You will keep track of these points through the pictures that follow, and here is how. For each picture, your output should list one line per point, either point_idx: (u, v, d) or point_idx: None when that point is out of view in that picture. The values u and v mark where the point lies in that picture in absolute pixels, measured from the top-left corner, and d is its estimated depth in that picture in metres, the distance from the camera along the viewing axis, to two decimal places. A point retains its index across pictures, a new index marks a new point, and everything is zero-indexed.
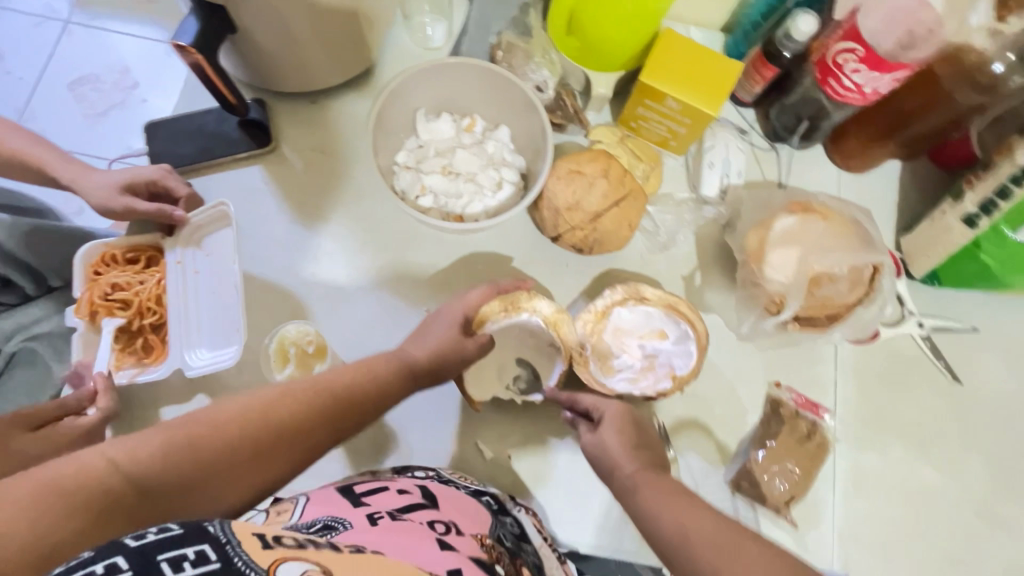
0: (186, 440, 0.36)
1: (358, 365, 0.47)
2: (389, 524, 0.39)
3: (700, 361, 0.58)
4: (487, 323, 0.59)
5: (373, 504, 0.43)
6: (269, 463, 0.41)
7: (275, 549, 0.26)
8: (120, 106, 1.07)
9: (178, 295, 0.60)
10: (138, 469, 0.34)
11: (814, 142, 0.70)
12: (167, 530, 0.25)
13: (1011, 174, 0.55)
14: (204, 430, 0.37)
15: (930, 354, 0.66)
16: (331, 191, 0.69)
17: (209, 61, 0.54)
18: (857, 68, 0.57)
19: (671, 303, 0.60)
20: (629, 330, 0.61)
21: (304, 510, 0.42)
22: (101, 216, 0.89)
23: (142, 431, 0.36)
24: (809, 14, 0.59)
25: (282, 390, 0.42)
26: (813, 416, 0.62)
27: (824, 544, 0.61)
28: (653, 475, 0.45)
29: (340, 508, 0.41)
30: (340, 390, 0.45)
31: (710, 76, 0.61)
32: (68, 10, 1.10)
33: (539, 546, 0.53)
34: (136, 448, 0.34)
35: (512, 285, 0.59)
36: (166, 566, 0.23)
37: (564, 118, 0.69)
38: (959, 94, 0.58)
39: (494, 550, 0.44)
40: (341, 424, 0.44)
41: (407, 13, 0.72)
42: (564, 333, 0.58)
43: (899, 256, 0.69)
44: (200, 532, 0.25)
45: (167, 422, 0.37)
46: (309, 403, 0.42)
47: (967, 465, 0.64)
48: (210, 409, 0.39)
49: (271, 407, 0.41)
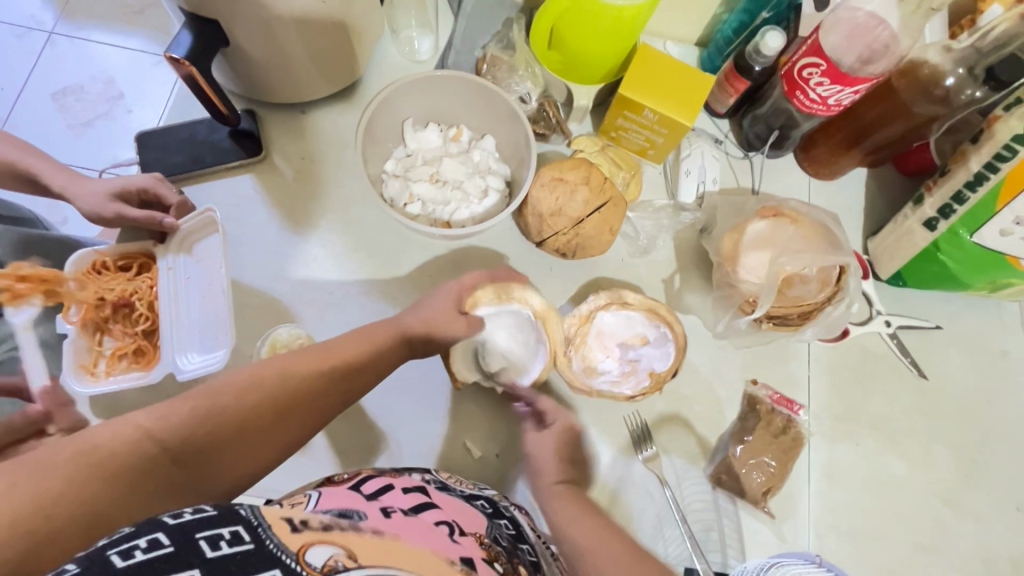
0: (212, 408, 0.38)
1: (360, 337, 0.50)
2: (401, 518, 0.40)
3: (677, 362, 0.61)
4: (477, 307, 0.61)
5: (386, 500, 0.43)
6: (289, 429, 0.43)
7: (302, 534, 0.29)
8: (105, 116, 1.08)
9: (169, 299, 0.61)
10: (168, 436, 0.36)
11: (784, 150, 0.74)
12: (201, 511, 0.28)
13: (965, 180, 0.60)
14: (226, 399, 0.39)
15: (897, 351, 0.70)
16: (321, 198, 0.70)
17: (201, 74, 0.56)
18: (821, 81, 0.60)
19: (653, 307, 0.62)
20: (611, 333, 0.64)
21: (315, 499, 0.40)
22: (88, 225, 0.89)
23: (168, 400, 0.38)
24: (776, 30, 0.63)
25: (292, 359, 0.44)
26: (788, 411, 0.65)
27: (802, 535, 0.64)
28: (569, 488, 0.52)
29: (354, 499, 0.42)
30: (347, 357, 0.47)
31: (686, 88, 0.64)
32: (54, 22, 1.11)
33: (535, 545, 0.53)
34: (166, 417, 0.36)
35: (505, 277, 0.61)
36: (205, 543, 0.26)
37: (547, 128, 0.72)
38: (916, 105, 0.62)
39: (491, 548, 0.44)
40: (350, 389, 0.47)
41: (395, 28, 0.75)
42: (551, 329, 0.61)
43: (866, 258, 0.73)
44: (232, 514, 0.28)
45: (190, 391, 0.39)
46: (319, 369, 0.45)
47: (935, 456, 0.67)
48: (229, 379, 0.41)
49: (287, 375, 0.43)
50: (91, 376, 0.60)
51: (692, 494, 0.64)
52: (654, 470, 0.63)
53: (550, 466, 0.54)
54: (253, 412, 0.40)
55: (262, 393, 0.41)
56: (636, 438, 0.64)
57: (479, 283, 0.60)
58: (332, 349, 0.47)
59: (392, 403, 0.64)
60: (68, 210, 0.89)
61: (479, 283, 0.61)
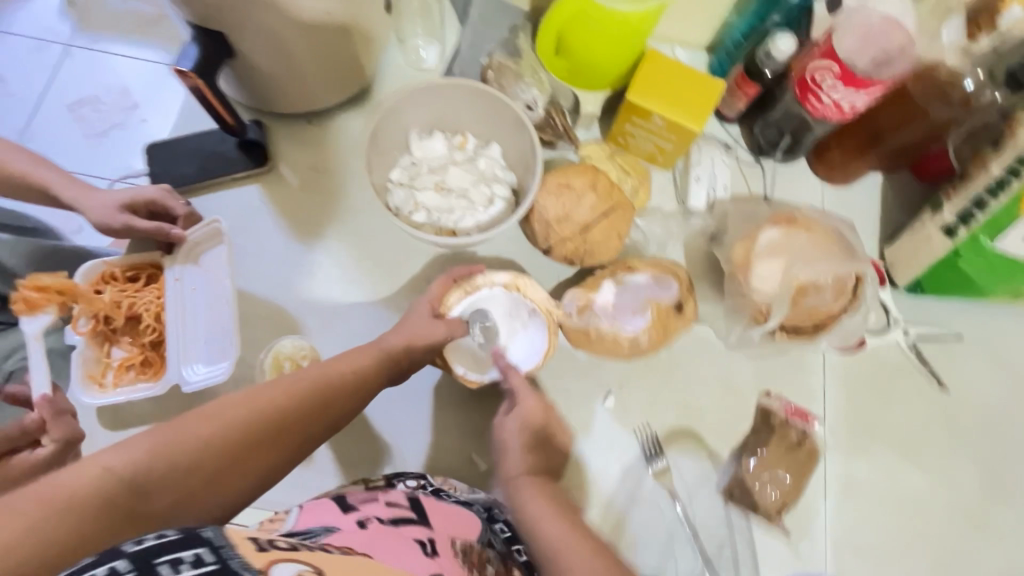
0: (178, 443, 0.38)
1: (336, 360, 0.49)
2: (377, 526, 0.41)
3: (681, 295, 0.62)
4: (452, 310, 0.61)
5: (362, 510, 0.44)
6: (261, 459, 0.43)
7: (269, 551, 0.29)
8: (119, 126, 1.09)
9: (176, 311, 0.61)
10: (133, 472, 0.36)
11: (797, 156, 0.72)
12: (164, 536, 0.27)
13: (987, 186, 0.57)
14: (196, 432, 0.40)
15: (916, 362, 0.68)
16: (327, 207, 0.70)
17: (208, 85, 0.56)
18: (835, 85, 0.59)
19: (658, 265, 0.63)
20: (615, 306, 0.62)
21: (295, 518, 0.42)
22: (101, 235, 0.89)
23: (131, 438, 0.37)
24: (788, 33, 0.62)
25: (261, 388, 0.44)
26: (804, 424, 0.62)
27: (818, 553, 0.62)
28: (535, 478, 0.53)
29: (330, 514, 0.43)
30: (321, 382, 0.47)
31: (694, 93, 0.63)
32: (70, 34, 1.13)
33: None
34: (130, 453, 0.36)
35: (463, 270, 0.62)
36: (165, 567, 0.25)
37: (553, 135, 0.71)
38: (933, 107, 0.60)
39: (481, 554, 0.45)
40: (325, 414, 0.47)
41: (402, 37, 0.75)
42: (531, 293, 0.62)
43: (883, 265, 0.71)
44: (195, 537, 0.27)
45: (153, 427, 0.39)
46: (290, 396, 0.44)
47: (958, 470, 0.65)
48: (198, 413, 0.41)
49: (259, 406, 0.43)
50: (98, 386, 0.60)
51: (703, 508, 0.63)
52: (665, 483, 0.62)
53: (515, 458, 0.54)
54: (222, 444, 0.40)
55: (231, 425, 0.41)
56: (647, 451, 0.63)
57: (447, 286, 0.61)
58: (307, 374, 0.47)
59: (397, 414, 0.63)
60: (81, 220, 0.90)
61: (445, 289, 0.61)
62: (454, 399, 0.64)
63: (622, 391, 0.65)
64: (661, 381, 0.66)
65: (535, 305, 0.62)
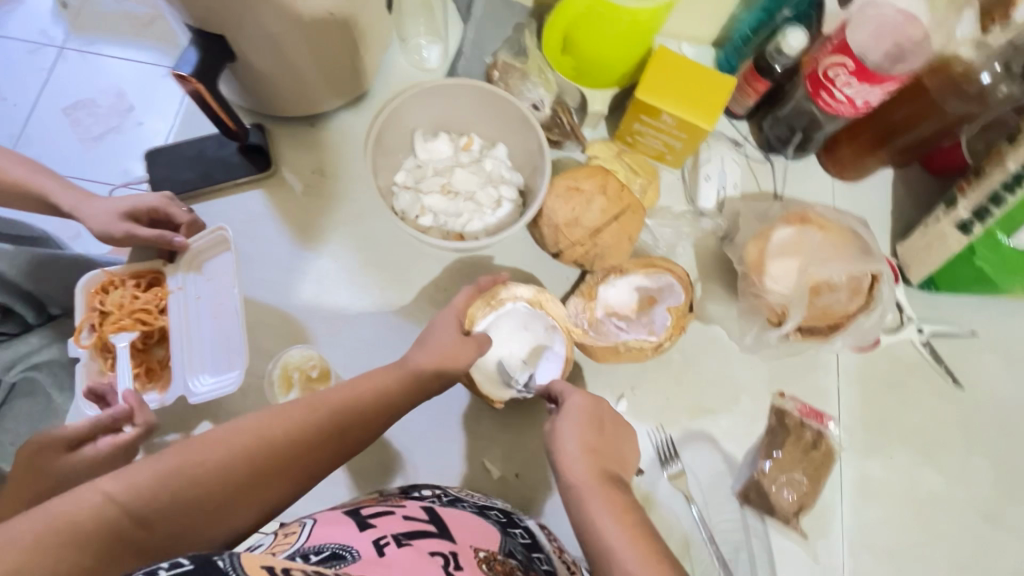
0: (181, 469, 0.37)
1: (358, 382, 0.47)
2: (396, 553, 0.37)
3: (688, 294, 0.61)
4: (476, 324, 0.60)
5: (378, 527, 0.40)
6: (268, 487, 0.41)
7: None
8: (116, 130, 1.08)
9: (180, 322, 0.60)
10: (134, 500, 0.34)
11: (807, 153, 0.71)
12: (177, 565, 0.25)
13: (1004, 180, 0.57)
14: (202, 459, 0.38)
15: (930, 359, 0.67)
16: (331, 213, 0.69)
17: (208, 88, 0.54)
18: (849, 81, 0.57)
19: (648, 262, 0.62)
20: (616, 305, 0.63)
21: (308, 533, 0.39)
22: (98, 242, 0.89)
23: (135, 462, 0.36)
24: (799, 29, 0.61)
25: (276, 411, 0.43)
26: (818, 424, 0.63)
27: (836, 554, 0.61)
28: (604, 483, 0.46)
29: (346, 531, 0.39)
30: (339, 406, 0.45)
31: (704, 92, 0.62)
32: (64, 37, 1.11)
33: (552, 554, 0.51)
34: (131, 479, 0.35)
35: (488, 281, 0.60)
36: None
37: (561, 135, 0.70)
38: (948, 104, 0.59)
39: (505, 564, 0.43)
40: (342, 443, 0.45)
41: (404, 36, 0.73)
42: (550, 310, 0.61)
43: (896, 262, 0.70)
44: (209, 566, 0.25)
45: (159, 452, 0.38)
46: (306, 422, 0.43)
47: (973, 469, 0.65)
48: (205, 437, 0.40)
49: (268, 432, 0.41)
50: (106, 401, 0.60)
51: (718, 511, 0.62)
52: (681, 487, 0.61)
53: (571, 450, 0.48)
54: (226, 470, 0.39)
55: (236, 451, 0.40)
56: (661, 454, 0.62)
57: (474, 297, 0.58)
58: (319, 397, 0.45)
59: (407, 422, 0.63)
60: (79, 226, 0.89)
61: (470, 300, 0.59)
62: (465, 405, 0.63)
63: (635, 394, 0.64)
64: (674, 383, 0.65)
65: (554, 321, 0.62)
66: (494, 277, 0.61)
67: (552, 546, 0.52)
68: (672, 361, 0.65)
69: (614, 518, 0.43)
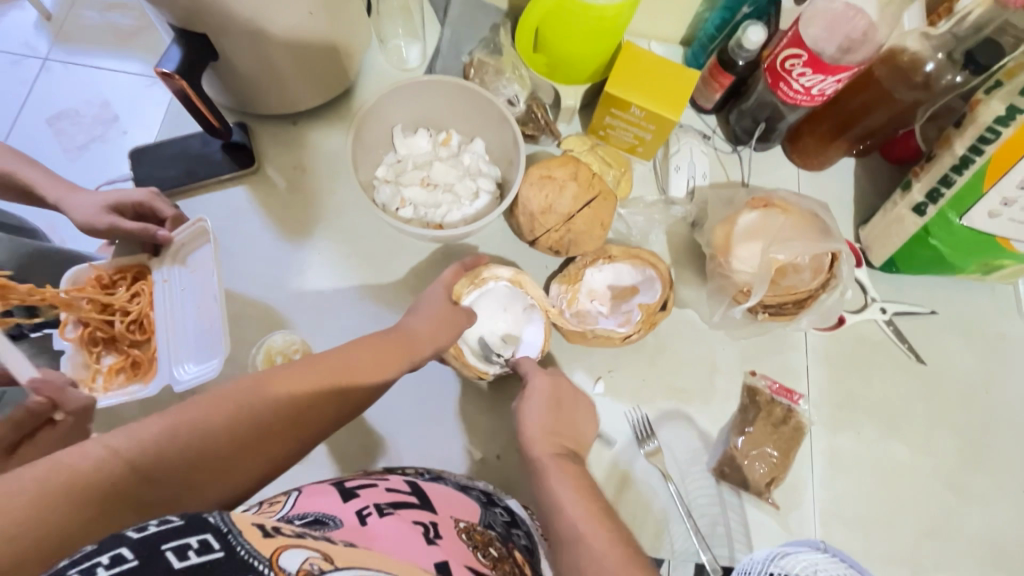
0: (190, 427, 0.37)
1: (360, 349, 0.48)
2: (379, 522, 0.39)
3: (665, 293, 0.63)
4: (463, 299, 0.62)
5: (362, 497, 0.42)
6: (268, 446, 0.42)
7: (276, 538, 0.27)
8: (100, 139, 1.08)
9: (164, 312, 0.62)
10: (139, 456, 0.34)
11: (772, 144, 0.75)
12: (167, 522, 0.25)
13: (952, 164, 0.60)
14: (208, 416, 0.38)
15: (894, 337, 0.70)
16: (314, 208, 0.71)
17: (193, 87, 0.56)
18: (804, 71, 0.61)
19: (635, 254, 0.65)
20: (600, 292, 0.67)
21: (293, 502, 0.40)
22: (85, 237, 0.86)
23: (142, 418, 0.36)
24: (758, 25, 0.63)
25: (282, 372, 0.42)
26: (788, 401, 0.65)
27: (809, 525, 0.63)
28: (562, 461, 0.49)
29: (330, 501, 0.40)
30: (342, 371, 0.45)
31: (670, 85, 0.65)
32: (48, 48, 1.12)
33: (531, 526, 0.53)
34: (138, 435, 0.35)
35: (474, 261, 0.62)
36: (171, 555, 0.24)
37: (536, 129, 0.73)
38: (898, 92, 0.62)
39: (484, 535, 0.45)
40: (342, 407, 0.46)
41: (383, 38, 0.76)
42: (531, 289, 0.63)
43: (859, 247, 0.73)
44: (201, 522, 0.25)
45: (167, 409, 0.37)
46: (309, 385, 0.43)
47: (938, 441, 0.67)
48: (211, 394, 0.39)
49: (273, 392, 0.41)
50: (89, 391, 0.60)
51: (694, 487, 0.64)
52: (657, 464, 0.63)
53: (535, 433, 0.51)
54: (232, 430, 0.39)
55: (242, 411, 0.39)
56: (638, 433, 0.64)
57: (458, 276, 0.60)
58: (323, 359, 0.45)
59: (390, 409, 0.64)
60: (62, 222, 0.87)
61: (456, 277, 0.60)
62: (447, 390, 0.65)
63: (612, 376, 0.66)
64: (650, 365, 0.67)
65: (533, 300, 0.64)
66: (477, 257, 0.63)
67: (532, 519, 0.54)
68: (647, 345, 0.68)
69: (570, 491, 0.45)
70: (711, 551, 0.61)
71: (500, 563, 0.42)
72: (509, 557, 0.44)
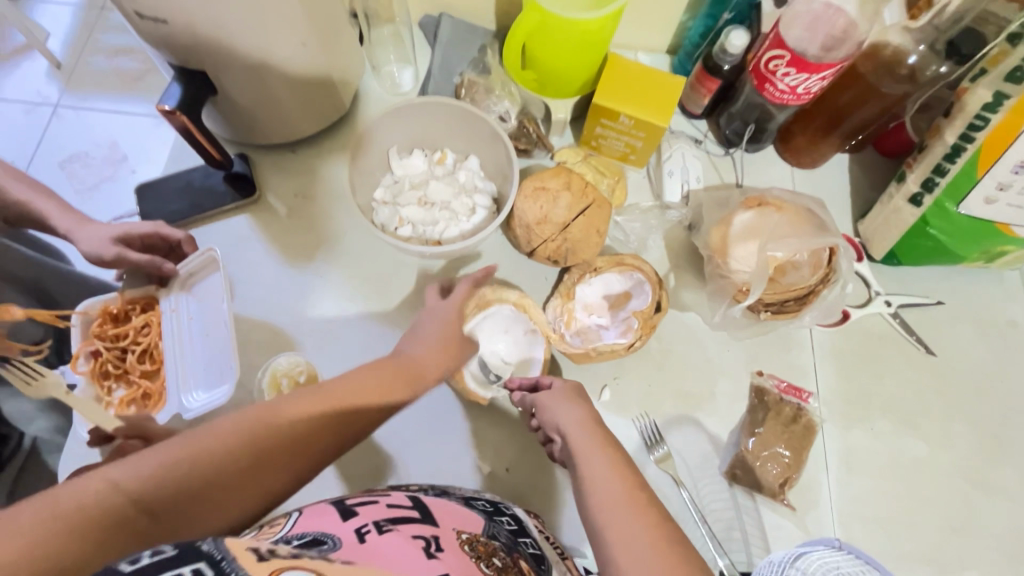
0: (191, 459, 0.37)
1: (359, 377, 0.48)
2: (378, 539, 0.38)
3: (655, 294, 0.64)
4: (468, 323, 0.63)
5: (361, 515, 0.41)
6: (269, 477, 0.41)
7: (270, 561, 0.27)
8: (111, 179, 1.12)
9: (174, 341, 0.63)
10: (140, 489, 0.35)
11: (763, 144, 0.75)
12: (160, 553, 0.26)
13: (945, 154, 0.60)
14: (207, 449, 0.38)
15: (901, 330, 0.69)
16: (316, 232, 0.72)
17: (194, 122, 0.58)
18: (787, 71, 0.61)
19: (619, 261, 0.66)
20: (595, 305, 0.66)
21: (293, 523, 0.40)
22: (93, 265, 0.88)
23: (143, 450, 0.37)
24: (740, 29, 0.64)
25: (281, 403, 0.43)
26: (797, 400, 0.65)
27: (827, 525, 0.62)
28: (594, 425, 0.51)
29: (330, 520, 0.40)
30: (340, 399, 0.45)
31: (658, 93, 0.66)
32: (59, 95, 1.17)
33: (539, 539, 0.53)
34: (139, 467, 0.35)
35: (483, 273, 0.63)
36: None
37: (528, 143, 0.74)
38: (884, 85, 0.63)
39: (488, 545, 0.44)
40: (342, 434, 0.45)
41: (377, 65, 0.79)
42: (534, 314, 0.65)
43: (859, 241, 0.73)
44: (194, 552, 0.26)
45: (167, 441, 0.37)
46: (307, 414, 0.43)
47: (955, 434, 0.66)
48: (212, 426, 0.39)
49: (275, 419, 0.41)
50: None
51: (707, 491, 0.63)
52: (668, 470, 0.62)
53: (568, 413, 0.52)
54: (234, 459, 0.39)
55: (242, 443, 0.40)
56: (646, 439, 0.63)
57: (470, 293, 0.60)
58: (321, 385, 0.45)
59: (397, 427, 0.64)
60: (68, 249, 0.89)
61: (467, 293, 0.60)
62: (453, 405, 0.65)
63: (618, 383, 0.66)
64: (655, 370, 0.67)
65: (536, 326, 0.65)
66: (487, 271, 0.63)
67: (538, 528, 0.55)
68: (651, 349, 0.68)
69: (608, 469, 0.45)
70: (729, 557, 0.60)
71: (504, 570, 0.42)
72: (513, 566, 0.44)
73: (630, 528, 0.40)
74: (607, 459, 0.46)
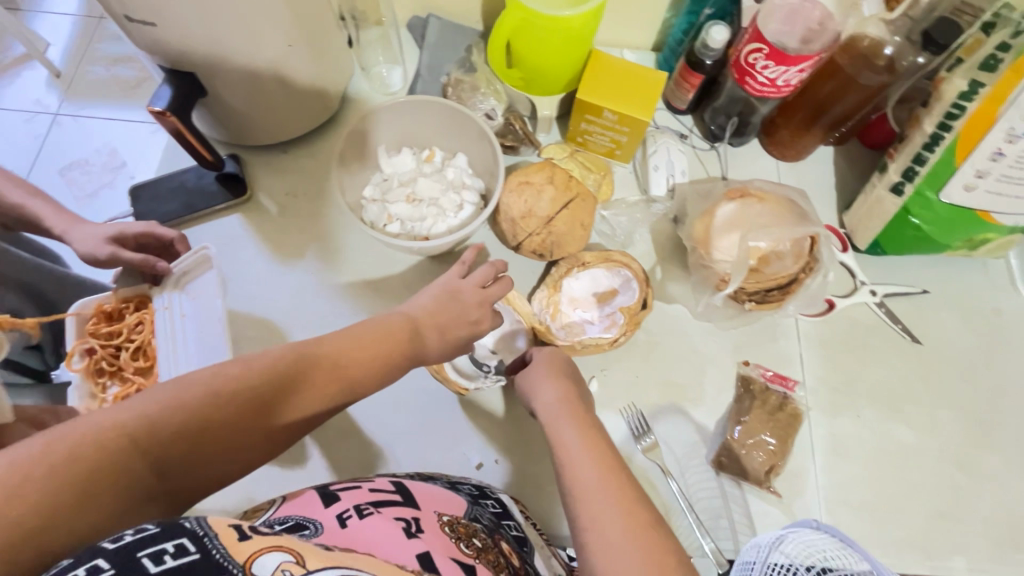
0: (196, 417, 0.37)
1: (363, 336, 0.47)
2: (359, 523, 0.39)
3: (642, 292, 0.65)
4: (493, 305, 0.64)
5: (343, 499, 0.42)
6: (266, 429, 0.41)
7: (253, 539, 0.28)
8: (109, 186, 1.13)
9: (166, 337, 0.64)
10: (141, 431, 0.34)
11: (747, 137, 0.76)
12: (144, 530, 0.26)
13: (923, 143, 0.61)
14: (206, 397, 0.37)
15: (886, 319, 0.70)
16: (307, 230, 0.73)
17: (184, 122, 0.59)
18: (766, 64, 0.62)
19: (607, 257, 0.67)
20: (581, 297, 0.67)
21: (277, 507, 0.41)
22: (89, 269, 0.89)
23: (143, 393, 0.36)
24: (721, 24, 0.65)
25: (281, 356, 0.42)
26: (783, 388, 0.65)
27: (813, 511, 0.62)
28: (572, 404, 0.52)
29: (311, 505, 0.41)
30: (341, 355, 0.45)
31: (641, 87, 0.67)
32: (58, 103, 1.19)
33: (523, 523, 0.54)
34: (141, 409, 0.34)
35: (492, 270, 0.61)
36: (148, 560, 0.24)
37: (515, 140, 0.75)
38: (862, 76, 0.64)
39: (469, 527, 0.45)
40: (343, 391, 0.45)
41: (366, 66, 0.80)
42: (519, 305, 0.66)
43: (844, 232, 0.74)
44: (176, 527, 0.26)
45: (167, 385, 0.37)
46: (307, 369, 0.43)
47: (939, 421, 0.66)
48: (213, 373, 0.39)
49: (280, 378, 0.41)
50: None
51: (694, 479, 0.64)
52: (655, 459, 0.63)
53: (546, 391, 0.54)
54: (240, 421, 0.39)
55: (242, 392, 0.39)
56: (634, 430, 0.64)
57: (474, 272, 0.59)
58: (326, 345, 0.45)
59: (388, 421, 0.65)
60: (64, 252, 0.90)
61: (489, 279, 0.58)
62: (442, 398, 0.66)
63: (605, 374, 0.67)
64: (642, 361, 0.68)
65: (520, 317, 0.67)
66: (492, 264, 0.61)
67: (521, 511, 0.56)
68: (638, 341, 0.68)
69: (586, 457, 0.46)
70: (715, 543, 0.60)
71: (485, 551, 0.43)
72: (495, 547, 0.45)
73: (605, 512, 0.41)
74: (581, 438, 0.48)
